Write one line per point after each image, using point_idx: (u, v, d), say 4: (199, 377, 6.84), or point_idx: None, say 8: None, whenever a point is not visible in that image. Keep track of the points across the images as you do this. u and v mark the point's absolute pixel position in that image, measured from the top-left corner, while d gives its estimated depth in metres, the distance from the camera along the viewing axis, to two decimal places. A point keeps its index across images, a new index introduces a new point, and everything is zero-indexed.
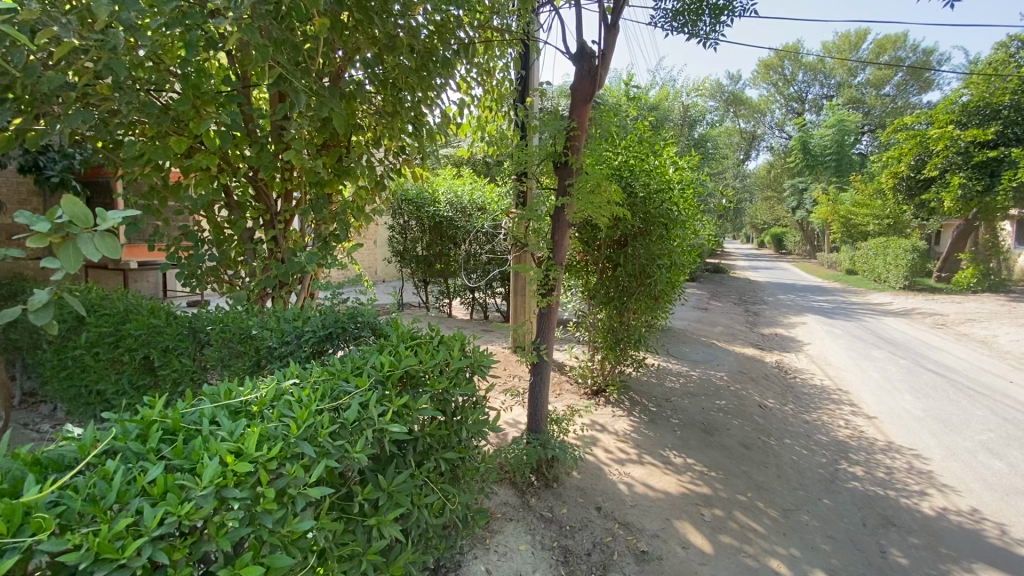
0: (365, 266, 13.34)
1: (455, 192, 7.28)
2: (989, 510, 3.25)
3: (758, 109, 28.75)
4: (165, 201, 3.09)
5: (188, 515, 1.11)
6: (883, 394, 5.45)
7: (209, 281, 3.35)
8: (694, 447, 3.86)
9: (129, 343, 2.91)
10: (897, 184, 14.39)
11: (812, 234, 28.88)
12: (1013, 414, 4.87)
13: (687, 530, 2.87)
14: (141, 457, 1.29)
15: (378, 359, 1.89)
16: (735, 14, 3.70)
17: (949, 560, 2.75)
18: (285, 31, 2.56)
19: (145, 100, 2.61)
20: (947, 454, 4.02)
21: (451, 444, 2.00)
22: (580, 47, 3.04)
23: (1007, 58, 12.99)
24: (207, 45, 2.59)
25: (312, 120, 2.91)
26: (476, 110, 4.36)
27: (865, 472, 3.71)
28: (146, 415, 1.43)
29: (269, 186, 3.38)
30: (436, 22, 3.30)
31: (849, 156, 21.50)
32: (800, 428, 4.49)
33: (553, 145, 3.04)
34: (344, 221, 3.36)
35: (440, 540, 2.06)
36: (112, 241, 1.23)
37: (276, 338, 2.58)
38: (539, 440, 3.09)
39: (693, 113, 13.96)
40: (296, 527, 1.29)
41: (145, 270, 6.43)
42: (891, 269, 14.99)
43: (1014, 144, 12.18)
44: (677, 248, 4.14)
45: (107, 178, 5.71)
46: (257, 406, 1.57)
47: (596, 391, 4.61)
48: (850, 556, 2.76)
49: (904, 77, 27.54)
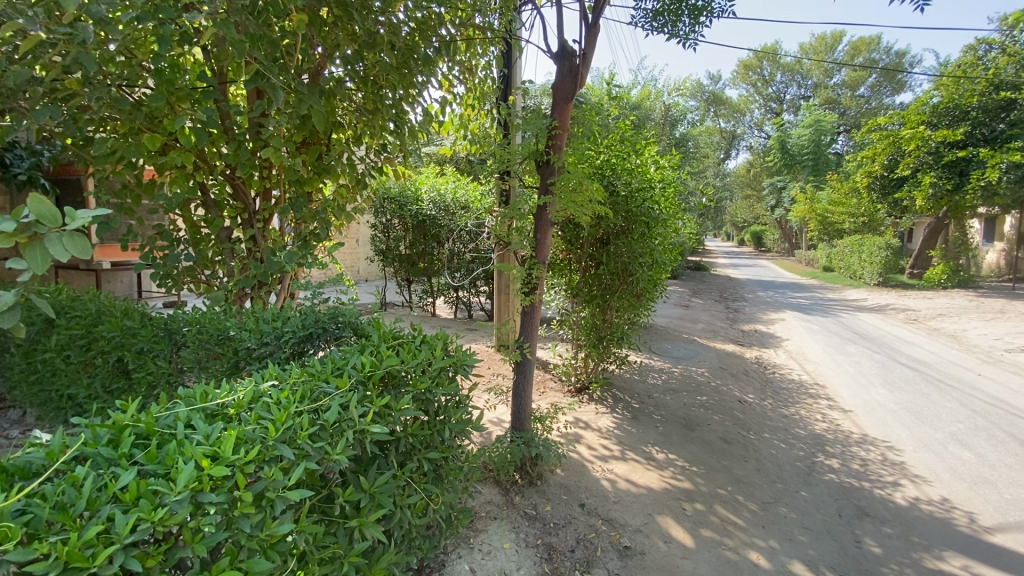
0: (348, 265, 13.28)
1: (438, 191, 7.27)
2: (958, 500, 3.35)
3: (738, 109, 29.23)
4: (140, 200, 3.03)
5: (162, 521, 1.09)
6: (858, 388, 5.58)
7: (186, 281, 3.28)
8: (675, 442, 3.90)
9: (102, 346, 2.84)
10: (871, 183, 14.71)
11: (791, 233, 29.44)
12: (981, 406, 5.03)
13: (668, 524, 2.90)
14: (112, 463, 1.26)
15: (360, 359, 1.87)
16: (713, 15, 3.75)
17: (921, 549, 2.83)
18: (262, 26, 2.50)
19: (117, 95, 2.54)
20: (920, 446, 4.13)
21: (433, 444, 1.98)
22: (562, 46, 3.04)
23: (975, 61, 13.28)
24: (182, 39, 2.54)
25: (292, 118, 2.86)
26: (458, 108, 4.29)
27: (841, 464, 3.80)
28: (118, 420, 1.39)
29: (247, 185, 3.33)
30: (417, 19, 3.25)
31: (826, 156, 21.96)
32: (779, 422, 4.57)
33: (536, 144, 3.05)
34: (325, 220, 3.33)
35: (423, 540, 2.05)
36: (83, 241, 1.20)
37: (254, 339, 2.53)
38: (523, 438, 3.07)
39: (674, 113, 14.20)
40: (274, 532, 1.27)
41: (118, 270, 6.32)
42: (867, 266, 15.33)
43: (982, 143, 12.58)
44: (659, 246, 4.18)
45: (78, 174, 5.58)
46: (234, 408, 1.55)
47: (579, 389, 4.63)
48: (826, 546, 2.82)
49: (876, 79, 28.37)
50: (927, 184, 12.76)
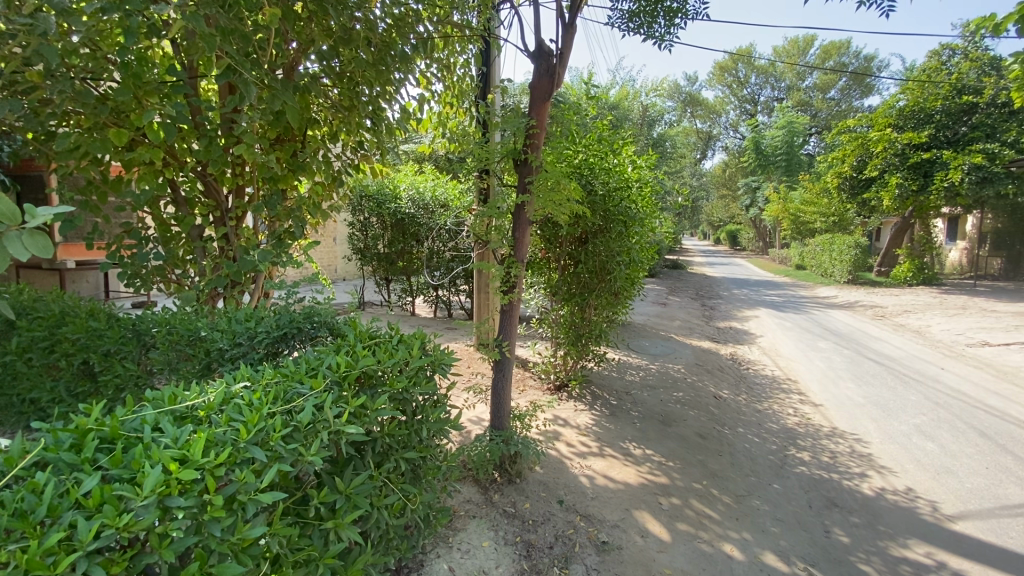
0: (325, 265, 13.12)
1: (417, 189, 7.23)
2: (922, 489, 3.48)
3: (714, 109, 29.70)
4: (105, 197, 2.93)
5: (127, 527, 1.06)
6: (828, 383, 5.75)
7: (156, 281, 3.19)
8: (652, 438, 3.96)
9: (66, 348, 2.74)
10: (841, 184, 15.07)
11: (765, 232, 30.07)
12: (945, 399, 5.22)
13: (645, 519, 2.95)
14: (75, 468, 1.22)
15: (335, 359, 1.85)
16: (688, 17, 3.80)
17: (886, 537, 2.93)
18: (233, 20, 2.45)
19: (80, 88, 2.45)
20: (886, 438, 4.28)
21: (411, 443, 1.97)
22: (539, 45, 3.05)
23: (940, 66, 13.74)
24: (150, 32, 2.47)
25: (265, 114, 2.80)
26: (436, 105, 4.25)
27: (812, 457, 3.91)
28: (80, 424, 1.35)
29: (220, 182, 3.26)
30: (394, 15, 3.21)
31: (798, 157, 22.49)
32: (753, 416, 4.68)
33: (514, 142, 3.05)
34: (300, 218, 3.28)
35: (402, 540, 2.04)
36: (44, 239, 1.16)
37: (226, 340, 2.48)
38: (502, 436, 3.07)
39: (651, 113, 14.40)
40: (246, 535, 1.24)
41: (82, 270, 6.11)
42: (837, 264, 15.78)
43: (945, 146, 13.04)
44: (636, 245, 4.23)
45: (39, 170, 5.37)
46: (204, 410, 1.51)
47: (558, 386, 4.66)
48: (797, 537, 2.90)
49: (845, 82, 29.20)
50: (894, 184, 13.17)
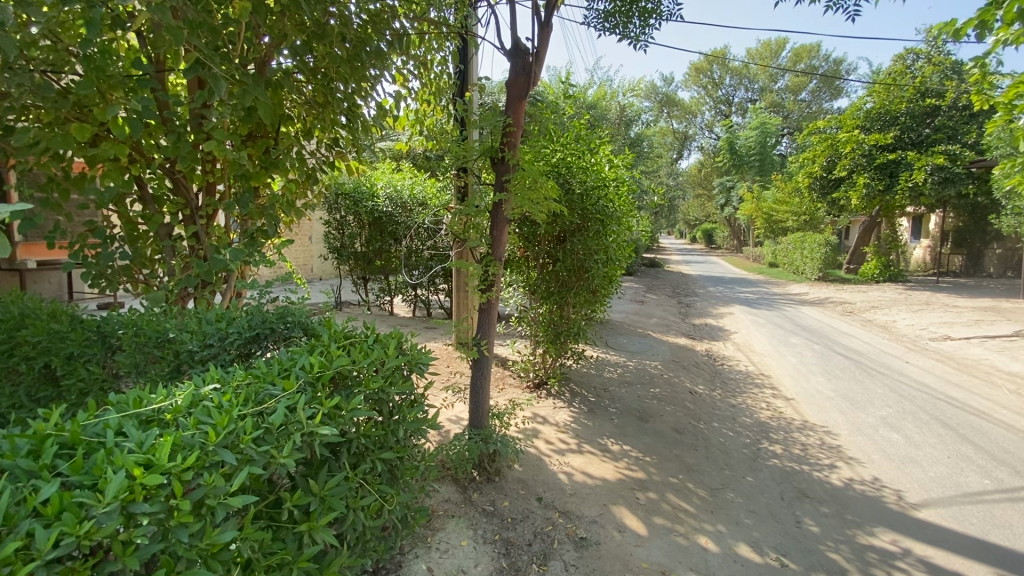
0: (300, 264, 12.90)
1: (394, 187, 7.17)
2: (888, 478, 3.60)
3: (689, 109, 30.14)
4: (67, 194, 2.82)
5: (88, 534, 1.03)
6: (800, 377, 5.90)
7: (122, 281, 3.10)
8: (630, 434, 4.01)
9: (25, 352, 2.62)
10: (811, 184, 15.46)
11: (739, 230, 30.71)
12: (909, 391, 5.41)
13: (623, 513, 2.98)
14: (33, 475, 1.17)
15: (309, 359, 1.82)
16: (662, 18, 3.85)
17: (854, 526, 3.03)
18: (202, 13, 2.37)
19: (39, 82, 2.35)
20: (854, 430, 4.41)
21: (388, 444, 1.95)
22: (515, 43, 3.05)
23: (905, 70, 14.21)
24: (113, 24, 2.38)
25: (236, 109, 2.73)
26: (413, 103, 4.22)
27: (783, 450, 4.01)
28: (39, 429, 1.30)
29: (189, 179, 3.17)
30: (369, 11, 3.13)
31: (771, 157, 23.02)
32: (727, 411, 4.78)
33: (492, 140, 3.04)
34: (273, 216, 3.22)
35: (379, 542, 2.02)
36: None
37: (196, 341, 2.41)
38: (480, 435, 3.06)
39: (628, 112, 14.53)
40: (216, 540, 1.22)
41: (43, 270, 5.88)
42: (808, 262, 16.21)
43: (909, 147, 13.51)
44: (614, 243, 4.25)
45: None
46: (171, 413, 1.47)
47: (537, 384, 4.69)
48: (769, 528, 2.98)
49: (816, 84, 29.99)
50: (862, 184, 13.58)
